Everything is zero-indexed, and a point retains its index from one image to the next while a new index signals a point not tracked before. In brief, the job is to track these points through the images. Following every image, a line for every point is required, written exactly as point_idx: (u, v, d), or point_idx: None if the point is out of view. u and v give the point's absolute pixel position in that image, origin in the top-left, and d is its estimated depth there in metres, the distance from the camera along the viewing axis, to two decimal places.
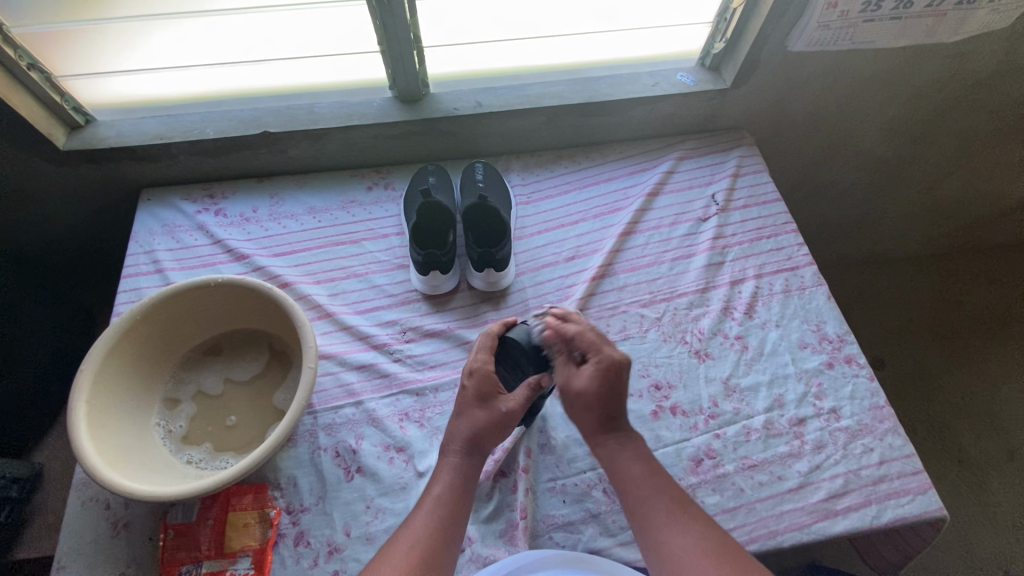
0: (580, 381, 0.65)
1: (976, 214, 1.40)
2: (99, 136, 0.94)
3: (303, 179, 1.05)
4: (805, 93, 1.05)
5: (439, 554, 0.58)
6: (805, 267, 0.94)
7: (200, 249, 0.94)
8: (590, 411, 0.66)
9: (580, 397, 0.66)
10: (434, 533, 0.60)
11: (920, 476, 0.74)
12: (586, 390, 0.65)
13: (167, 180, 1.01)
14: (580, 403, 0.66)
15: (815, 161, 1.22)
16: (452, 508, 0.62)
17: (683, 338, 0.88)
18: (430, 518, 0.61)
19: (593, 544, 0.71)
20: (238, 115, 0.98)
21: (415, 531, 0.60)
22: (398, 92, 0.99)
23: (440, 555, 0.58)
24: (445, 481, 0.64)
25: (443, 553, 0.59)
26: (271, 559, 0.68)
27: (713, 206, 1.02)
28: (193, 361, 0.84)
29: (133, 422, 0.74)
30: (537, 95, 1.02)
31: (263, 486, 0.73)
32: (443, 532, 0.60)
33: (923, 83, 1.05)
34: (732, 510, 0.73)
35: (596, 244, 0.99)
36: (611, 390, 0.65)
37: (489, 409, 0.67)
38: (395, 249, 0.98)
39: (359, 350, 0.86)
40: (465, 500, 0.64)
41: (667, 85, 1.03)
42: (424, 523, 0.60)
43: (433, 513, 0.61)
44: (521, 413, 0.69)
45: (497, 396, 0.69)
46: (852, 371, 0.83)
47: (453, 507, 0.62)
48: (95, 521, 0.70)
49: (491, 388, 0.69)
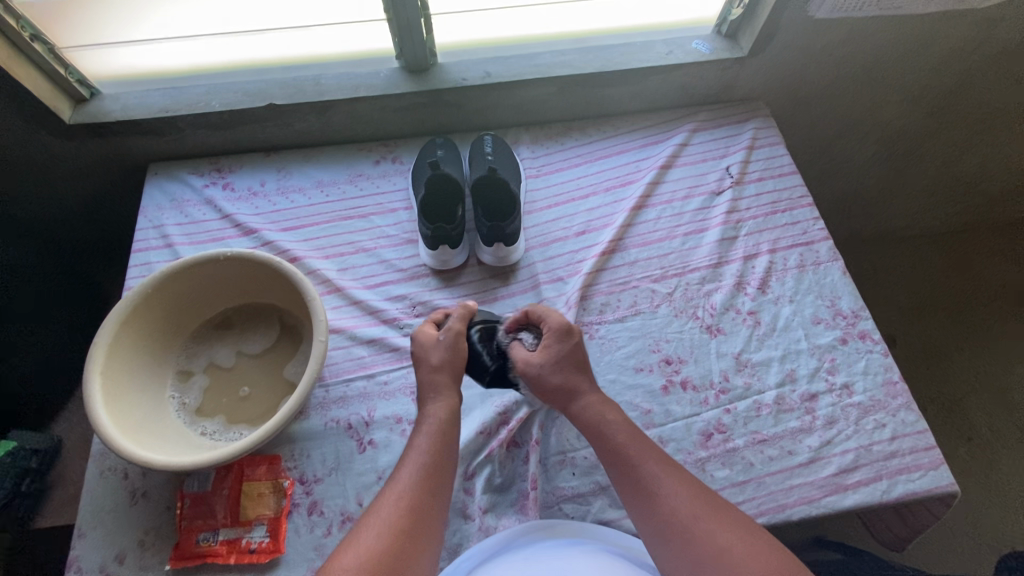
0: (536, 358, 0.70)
1: (1001, 188, 1.35)
2: (103, 109, 0.93)
3: (310, 153, 1.03)
4: (826, 62, 1.02)
5: (428, 501, 0.58)
6: (821, 241, 0.93)
7: (208, 224, 0.94)
8: (562, 375, 0.68)
9: (543, 370, 0.69)
10: (421, 486, 0.59)
11: (932, 452, 0.74)
12: (536, 361, 0.69)
13: (173, 155, 1.01)
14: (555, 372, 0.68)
15: (833, 133, 1.19)
16: (436, 458, 0.61)
17: (695, 314, 0.87)
18: (415, 469, 0.60)
19: (602, 515, 0.72)
20: (243, 87, 0.97)
21: (402, 482, 0.59)
22: (404, 62, 0.97)
23: (428, 507, 0.58)
24: (426, 433, 0.63)
25: (434, 500, 0.58)
26: (285, 528, 0.70)
27: (727, 179, 0.99)
28: (205, 334, 0.84)
29: (147, 395, 0.75)
30: (547, 65, 0.99)
31: (276, 457, 0.74)
32: (431, 481, 0.60)
33: (948, 52, 1.02)
34: (741, 484, 0.73)
35: (607, 218, 0.97)
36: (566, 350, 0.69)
37: (425, 368, 0.69)
38: (403, 223, 0.97)
39: (369, 324, 0.86)
40: (452, 448, 0.63)
41: (681, 54, 1.00)
42: (411, 473, 0.60)
43: (415, 466, 0.60)
44: (445, 367, 0.69)
45: (426, 356, 0.69)
46: (866, 347, 0.82)
47: (438, 457, 0.62)
48: (114, 490, 0.71)
49: (424, 352, 0.70)
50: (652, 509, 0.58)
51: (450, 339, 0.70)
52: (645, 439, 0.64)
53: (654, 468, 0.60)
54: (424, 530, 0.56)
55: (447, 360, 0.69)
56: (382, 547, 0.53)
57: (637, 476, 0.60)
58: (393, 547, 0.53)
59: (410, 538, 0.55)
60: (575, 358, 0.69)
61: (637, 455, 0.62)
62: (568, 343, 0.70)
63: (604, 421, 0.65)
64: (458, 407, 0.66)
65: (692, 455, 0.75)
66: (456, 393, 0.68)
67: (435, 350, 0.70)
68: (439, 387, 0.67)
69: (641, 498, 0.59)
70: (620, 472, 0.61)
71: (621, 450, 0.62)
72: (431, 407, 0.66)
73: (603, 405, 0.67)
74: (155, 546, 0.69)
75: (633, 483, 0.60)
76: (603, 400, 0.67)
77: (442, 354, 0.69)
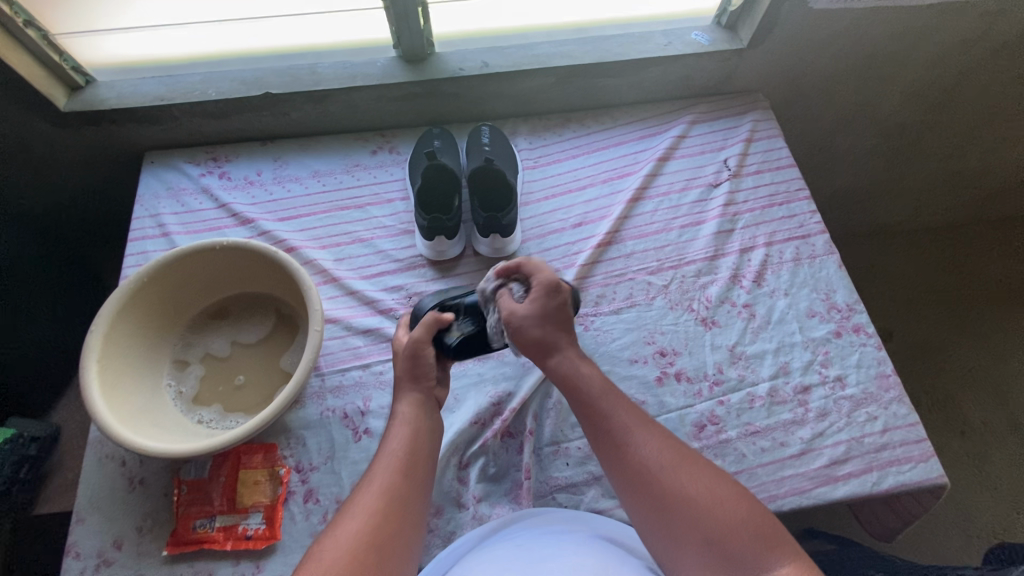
0: (525, 309, 0.69)
1: (999, 183, 1.35)
2: (99, 97, 0.93)
3: (307, 142, 1.03)
4: (826, 54, 1.01)
5: (409, 487, 0.59)
6: (817, 235, 0.93)
7: (205, 213, 0.94)
8: (541, 329, 0.68)
9: (526, 322, 0.69)
10: (399, 475, 0.59)
11: (923, 445, 0.74)
12: (523, 313, 0.69)
13: (170, 143, 1.00)
14: (532, 326, 0.68)
15: (832, 126, 1.19)
16: (411, 448, 0.62)
17: (690, 306, 0.87)
18: (393, 457, 0.61)
19: (595, 505, 0.72)
20: (240, 75, 0.96)
21: (382, 470, 0.60)
22: (402, 51, 0.96)
23: (408, 494, 0.58)
24: (401, 425, 0.64)
25: (413, 486, 0.59)
26: (281, 516, 0.70)
27: (725, 171, 0.99)
28: (200, 324, 0.84)
29: (144, 384, 0.75)
30: (546, 55, 0.99)
31: (272, 446, 0.75)
32: (409, 468, 0.60)
33: (949, 44, 1.01)
34: (733, 475, 0.73)
35: (604, 210, 0.97)
36: (556, 307, 0.69)
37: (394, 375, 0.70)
38: (400, 214, 0.97)
39: (365, 314, 0.86)
40: (426, 437, 0.64)
41: (681, 45, 1.00)
42: (388, 462, 0.61)
43: (391, 455, 0.61)
44: (407, 372, 0.68)
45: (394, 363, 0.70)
46: (860, 340, 0.83)
47: (413, 447, 0.63)
48: (112, 477, 0.72)
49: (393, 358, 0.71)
50: (629, 466, 0.59)
51: (410, 347, 0.69)
52: (625, 397, 0.64)
53: (632, 426, 0.61)
54: (405, 515, 0.57)
55: (410, 366, 0.68)
56: (361, 535, 0.54)
57: (615, 435, 0.61)
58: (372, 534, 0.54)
59: (393, 522, 0.56)
60: (561, 316, 0.70)
61: (616, 413, 0.62)
62: (556, 302, 0.69)
63: (582, 380, 0.65)
64: (426, 399, 0.67)
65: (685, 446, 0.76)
66: (423, 393, 0.67)
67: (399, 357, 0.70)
68: (403, 387, 0.68)
69: (618, 452, 0.60)
70: (598, 428, 0.62)
71: (600, 410, 0.63)
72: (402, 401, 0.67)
73: (582, 363, 0.67)
74: (153, 533, 0.69)
75: (612, 441, 0.60)
76: (583, 360, 0.67)
77: (404, 361, 0.69)
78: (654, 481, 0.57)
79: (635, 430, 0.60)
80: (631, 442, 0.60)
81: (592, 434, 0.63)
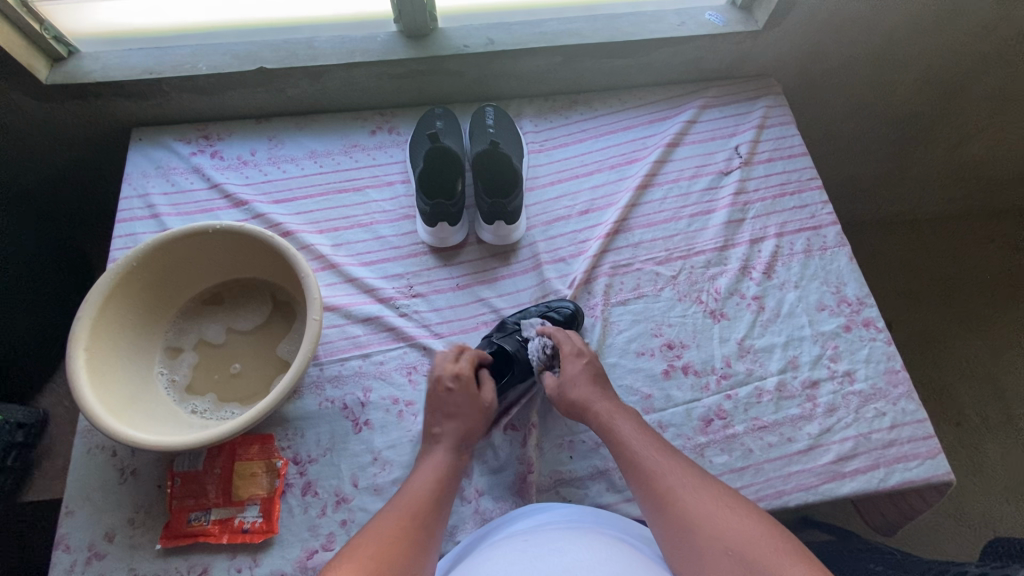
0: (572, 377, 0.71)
1: (1007, 175, 1.33)
2: (83, 69, 0.88)
3: (303, 120, 0.99)
4: (842, 38, 0.98)
5: (443, 494, 0.61)
6: (829, 226, 0.91)
7: (196, 194, 0.90)
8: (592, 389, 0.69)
9: (576, 379, 0.70)
10: (432, 491, 0.60)
11: (931, 441, 0.74)
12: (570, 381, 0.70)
13: (158, 119, 0.96)
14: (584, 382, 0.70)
15: (844, 114, 1.16)
16: (450, 465, 0.63)
17: (698, 298, 0.85)
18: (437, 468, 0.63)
19: (599, 499, 0.71)
20: (232, 48, 0.91)
21: (427, 476, 0.62)
22: (403, 26, 0.91)
23: (444, 503, 0.60)
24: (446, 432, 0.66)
25: (446, 493, 0.61)
26: (278, 509, 0.69)
27: (736, 159, 0.96)
28: (193, 310, 0.81)
29: (134, 372, 0.72)
30: (553, 33, 0.94)
31: (269, 437, 0.73)
32: (448, 479, 0.62)
33: (968, 32, 0.98)
34: (740, 470, 0.72)
35: (612, 197, 0.94)
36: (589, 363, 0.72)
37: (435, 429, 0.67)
38: (401, 198, 0.93)
39: (365, 302, 0.83)
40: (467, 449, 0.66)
41: (694, 25, 0.96)
42: (411, 494, 0.59)
43: (436, 468, 0.63)
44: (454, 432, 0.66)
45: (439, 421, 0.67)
46: (870, 335, 0.81)
47: (450, 467, 0.63)
48: (103, 468, 0.70)
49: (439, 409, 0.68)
50: (652, 489, 0.59)
51: (466, 405, 0.68)
52: (650, 430, 0.65)
53: (656, 456, 0.61)
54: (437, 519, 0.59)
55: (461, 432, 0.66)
56: (383, 551, 0.52)
57: (638, 460, 0.61)
58: (390, 553, 0.52)
59: (427, 523, 0.57)
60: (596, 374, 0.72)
61: (642, 445, 0.62)
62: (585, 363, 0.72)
63: (613, 414, 0.67)
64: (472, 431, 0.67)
65: (691, 440, 0.74)
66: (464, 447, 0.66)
67: (452, 411, 0.67)
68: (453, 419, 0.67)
69: (643, 482, 0.60)
70: (625, 462, 0.62)
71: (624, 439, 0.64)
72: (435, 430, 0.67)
73: (617, 405, 0.68)
74: (146, 525, 0.68)
75: (635, 466, 0.61)
76: (614, 402, 0.68)
77: (458, 422, 0.67)
78: (676, 502, 0.56)
79: (659, 457, 0.61)
80: (654, 467, 0.60)
81: (621, 468, 0.63)
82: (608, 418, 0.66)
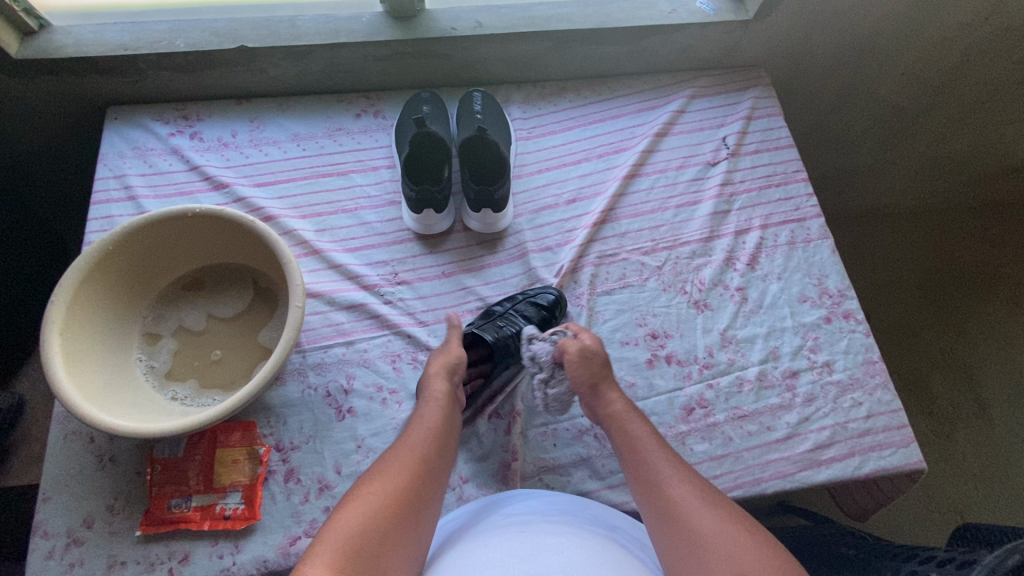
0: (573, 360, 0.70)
1: (988, 169, 1.35)
2: (55, 44, 0.84)
3: (286, 101, 0.96)
4: (831, 29, 0.98)
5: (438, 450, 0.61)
6: (813, 218, 0.91)
7: (175, 176, 0.88)
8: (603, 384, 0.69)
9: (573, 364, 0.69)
10: (427, 442, 0.61)
11: (904, 431, 0.75)
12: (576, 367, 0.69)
13: (135, 97, 0.93)
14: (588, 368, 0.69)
15: (831, 106, 1.16)
16: (442, 421, 0.64)
17: (683, 288, 0.86)
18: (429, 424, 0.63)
19: (582, 486, 0.72)
20: (211, 25, 0.88)
21: (421, 430, 0.62)
22: (389, 6, 0.89)
23: (440, 460, 0.61)
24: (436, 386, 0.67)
25: (441, 449, 0.62)
26: (260, 495, 0.68)
27: (723, 150, 0.96)
28: (171, 296, 0.79)
29: (112, 358, 0.71)
30: (543, 17, 0.93)
31: (251, 424, 0.72)
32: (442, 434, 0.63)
33: (954, 26, 0.99)
34: (719, 458, 0.74)
35: (599, 186, 0.94)
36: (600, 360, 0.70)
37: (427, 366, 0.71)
38: (386, 183, 0.92)
39: (349, 289, 0.83)
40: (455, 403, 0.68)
41: (685, 13, 0.95)
42: (406, 448, 0.60)
43: (427, 422, 0.63)
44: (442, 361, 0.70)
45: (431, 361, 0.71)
46: (849, 327, 0.83)
47: (442, 423, 0.64)
48: (80, 454, 0.69)
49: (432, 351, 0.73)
50: (659, 499, 0.58)
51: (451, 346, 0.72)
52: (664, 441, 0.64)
53: (666, 463, 0.61)
54: (433, 476, 0.59)
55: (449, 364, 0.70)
56: (376, 525, 0.51)
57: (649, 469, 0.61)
58: (385, 515, 0.53)
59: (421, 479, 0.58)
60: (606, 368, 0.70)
61: (655, 453, 0.62)
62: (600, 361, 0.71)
63: (630, 419, 0.66)
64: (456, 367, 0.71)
65: (673, 429, 0.76)
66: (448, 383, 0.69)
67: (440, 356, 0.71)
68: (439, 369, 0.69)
69: (650, 492, 0.59)
70: (636, 469, 0.62)
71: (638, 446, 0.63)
72: (417, 421, 0.63)
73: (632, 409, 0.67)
74: (125, 512, 0.67)
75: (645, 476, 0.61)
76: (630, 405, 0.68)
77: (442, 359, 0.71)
78: (681, 513, 0.56)
79: (670, 467, 0.60)
80: (664, 477, 0.60)
81: (630, 474, 0.63)
82: (624, 421, 0.66)
